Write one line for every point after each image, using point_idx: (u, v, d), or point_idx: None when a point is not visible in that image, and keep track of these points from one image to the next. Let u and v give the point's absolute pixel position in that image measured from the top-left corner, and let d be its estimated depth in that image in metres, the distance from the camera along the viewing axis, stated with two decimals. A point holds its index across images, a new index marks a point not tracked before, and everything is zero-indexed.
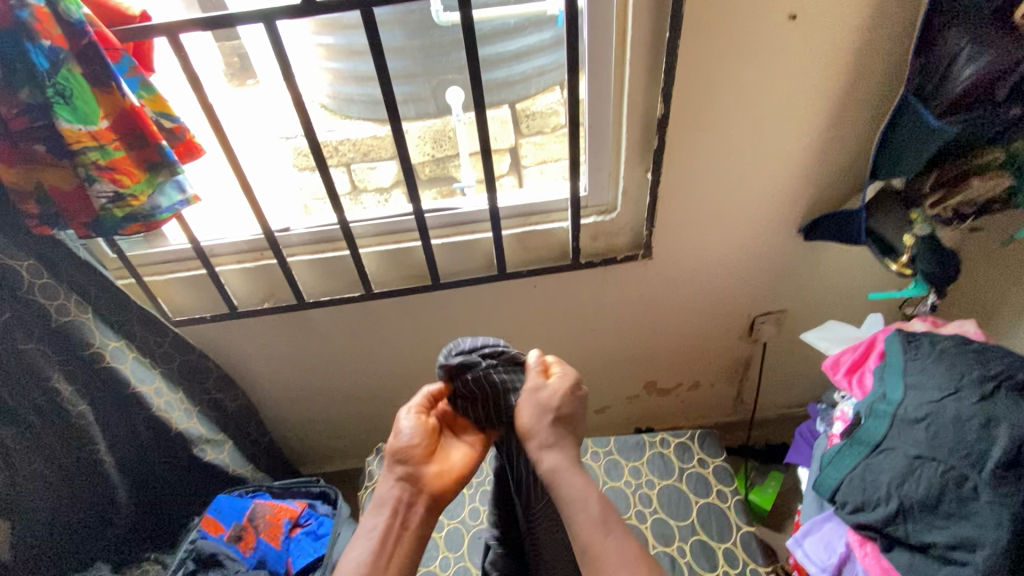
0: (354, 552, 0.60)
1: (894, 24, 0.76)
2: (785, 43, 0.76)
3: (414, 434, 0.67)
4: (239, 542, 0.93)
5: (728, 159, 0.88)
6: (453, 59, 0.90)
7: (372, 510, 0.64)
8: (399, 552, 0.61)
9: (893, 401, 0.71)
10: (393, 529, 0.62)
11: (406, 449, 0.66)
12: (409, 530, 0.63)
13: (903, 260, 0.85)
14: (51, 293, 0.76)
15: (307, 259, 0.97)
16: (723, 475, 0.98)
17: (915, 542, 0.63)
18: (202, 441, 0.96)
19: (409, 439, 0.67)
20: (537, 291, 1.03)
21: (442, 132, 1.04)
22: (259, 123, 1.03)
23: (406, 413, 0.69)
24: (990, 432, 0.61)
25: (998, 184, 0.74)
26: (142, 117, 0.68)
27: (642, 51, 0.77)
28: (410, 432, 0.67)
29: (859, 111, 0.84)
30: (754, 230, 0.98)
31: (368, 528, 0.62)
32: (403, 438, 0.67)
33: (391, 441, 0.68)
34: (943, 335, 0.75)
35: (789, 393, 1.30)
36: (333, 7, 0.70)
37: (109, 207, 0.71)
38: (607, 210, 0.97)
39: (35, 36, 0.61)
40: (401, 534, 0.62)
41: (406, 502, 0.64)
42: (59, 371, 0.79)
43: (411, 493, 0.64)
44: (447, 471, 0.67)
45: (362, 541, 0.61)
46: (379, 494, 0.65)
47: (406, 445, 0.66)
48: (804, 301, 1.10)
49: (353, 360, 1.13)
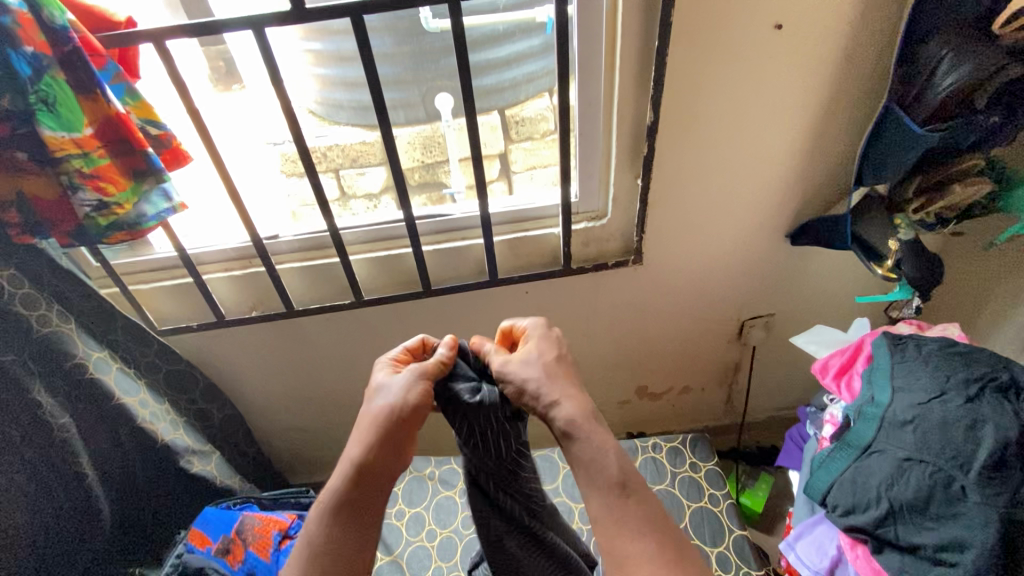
0: (325, 534, 0.56)
1: (877, 34, 0.77)
2: (773, 50, 0.77)
3: (411, 402, 0.60)
4: (226, 556, 0.91)
5: (718, 166, 0.89)
6: (443, 65, 0.89)
7: (345, 478, 0.58)
8: (371, 523, 0.57)
9: (881, 404, 0.71)
10: (365, 501, 0.57)
11: (398, 416, 0.59)
12: (381, 500, 0.58)
13: (889, 264, 0.86)
14: (31, 304, 0.75)
15: (296, 267, 0.96)
16: (715, 479, 0.98)
17: (905, 544, 0.64)
18: (188, 453, 0.95)
19: (403, 406, 0.59)
20: (528, 297, 1.03)
21: (431, 139, 1.02)
22: (247, 128, 1.00)
23: (409, 377, 0.62)
24: (977, 434, 0.62)
25: (979, 190, 0.77)
26: (128, 125, 0.67)
27: (631, 58, 0.78)
28: (409, 398, 0.60)
29: (846, 116, 0.85)
30: (743, 236, 0.99)
31: (338, 493, 0.57)
32: (390, 396, 0.60)
33: (383, 398, 0.60)
34: (927, 338, 0.77)
35: (776, 396, 1.31)
36: (322, 16, 0.70)
37: (93, 216, 0.70)
38: (598, 216, 0.97)
39: (17, 42, 0.59)
40: (373, 504, 0.57)
41: (383, 472, 0.58)
42: (40, 383, 0.77)
43: (387, 465, 0.58)
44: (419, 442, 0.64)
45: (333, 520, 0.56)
46: (356, 458, 0.58)
47: (402, 409, 0.59)
48: (792, 306, 1.12)
49: (342, 368, 1.12)
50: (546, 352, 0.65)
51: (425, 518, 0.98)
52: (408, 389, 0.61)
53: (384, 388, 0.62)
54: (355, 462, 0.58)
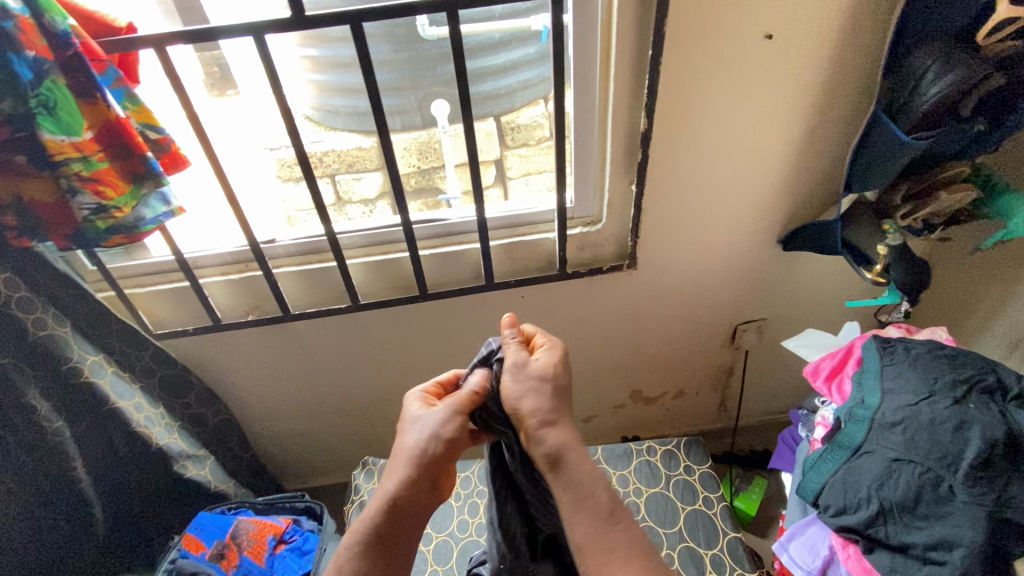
0: (352, 563, 0.57)
1: (865, 44, 0.79)
2: (763, 59, 0.79)
3: (447, 436, 0.61)
4: (220, 562, 0.92)
5: (711, 172, 0.90)
6: (440, 72, 0.91)
7: (378, 510, 0.59)
8: (399, 556, 0.59)
9: (871, 405, 0.72)
10: (398, 534, 0.59)
11: (435, 452, 0.60)
12: (413, 535, 0.60)
13: (878, 269, 0.88)
14: (27, 307, 0.75)
15: (293, 271, 0.96)
16: (709, 482, 0.99)
17: (896, 543, 0.65)
18: (181, 457, 0.94)
19: (440, 440, 0.61)
20: (524, 302, 1.04)
21: (428, 145, 1.05)
22: (244, 133, 1.01)
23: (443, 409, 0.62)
24: (964, 434, 0.64)
25: (966, 197, 0.78)
26: (128, 129, 0.67)
27: (626, 67, 0.79)
28: (447, 432, 0.61)
29: (835, 124, 0.87)
30: (735, 241, 1.01)
31: (371, 526, 0.59)
32: (426, 429, 0.61)
33: (418, 431, 0.62)
34: (915, 341, 0.78)
35: (768, 400, 1.33)
36: (321, 23, 0.71)
37: (92, 219, 0.71)
38: (593, 221, 0.98)
39: (19, 47, 0.60)
40: (405, 538, 0.59)
41: (419, 506, 0.60)
42: (34, 386, 0.76)
43: (420, 501, 0.60)
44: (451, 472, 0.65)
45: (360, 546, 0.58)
46: (390, 492, 0.59)
47: (437, 443, 0.61)
48: (784, 310, 1.13)
49: (338, 373, 1.12)
50: (540, 371, 0.63)
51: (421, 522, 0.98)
52: (443, 422, 0.62)
53: (420, 419, 0.63)
54: (389, 496, 0.59)
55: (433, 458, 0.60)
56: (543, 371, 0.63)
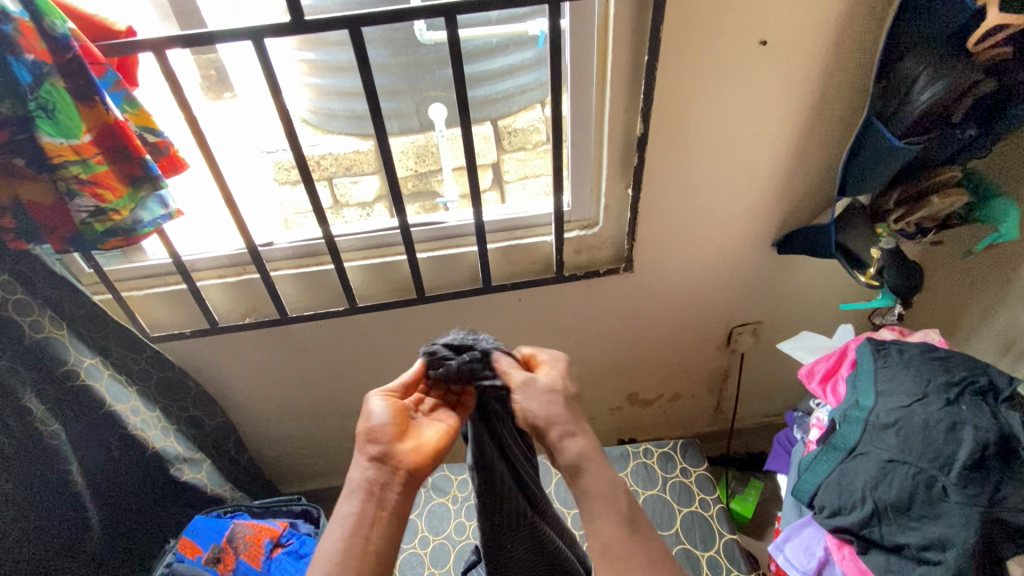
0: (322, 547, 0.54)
1: (858, 50, 0.80)
2: (758, 65, 0.80)
3: (383, 413, 0.62)
4: (217, 565, 0.91)
5: (706, 175, 0.91)
6: (438, 76, 0.91)
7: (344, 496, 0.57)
8: (376, 539, 0.55)
9: (865, 407, 0.73)
10: (367, 515, 0.55)
11: (380, 429, 0.61)
12: (386, 514, 0.56)
13: (871, 272, 0.89)
14: (23, 309, 0.75)
15: (291, 273, 0.97)
16: (705, 484, 1.00)
17: (890, 544, 0.65)
18: (178, 461, 0.94)
19: (381, 418, 0.62)
20: (521, 304, 1.04)
21: (425, 148, 1.06)
22: (242, 137, 1.01)
23: (377, 394, 0.64)
24: (957, 435, 0.65)
25: (957, 201, 0.80)
26: (126, 132, 0.67)
27: (622, 72, 0.80)
28: (383, 411, 0.62)
29: (828, 129, 0.88)
30: (730, 245, 1.01)
31: (339, 513, 0.56)
32: (373, 418, 0.62)
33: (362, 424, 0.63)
34: (909, 344, 0.79)
35: (763, 402, 1.33)
36: (320, 28, 0.71)
37: (89, 222, 0.71)
38: (590, 224, 0.99)
39: (18, 50, 0.60)
40: (377, 519, 0.56)
41: (381, 482, 0.58)
42: (30, 390, 0.76)
43: (377, 475, 0.58)
44: (424, 447, 0.62)
45: (332, 529, 0.55)
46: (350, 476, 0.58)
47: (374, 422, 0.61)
48: (779, 313, 1.14)
49: (335, 376, 1.12)
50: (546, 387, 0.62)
51: (418, 525, 0.98)
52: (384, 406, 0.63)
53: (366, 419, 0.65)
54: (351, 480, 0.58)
55: (377, 434, 0.61)
56: (553, 384, 0.63)
